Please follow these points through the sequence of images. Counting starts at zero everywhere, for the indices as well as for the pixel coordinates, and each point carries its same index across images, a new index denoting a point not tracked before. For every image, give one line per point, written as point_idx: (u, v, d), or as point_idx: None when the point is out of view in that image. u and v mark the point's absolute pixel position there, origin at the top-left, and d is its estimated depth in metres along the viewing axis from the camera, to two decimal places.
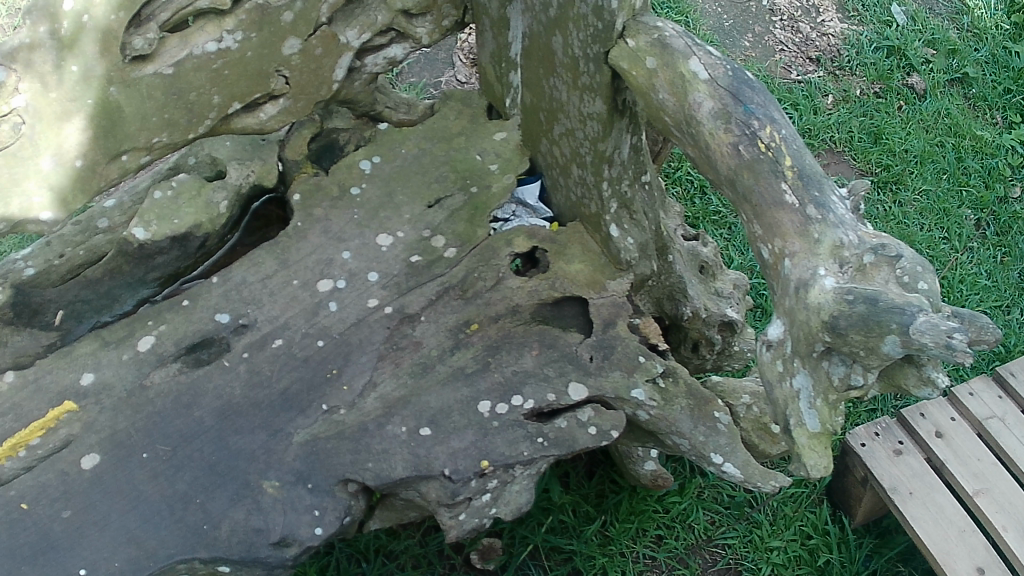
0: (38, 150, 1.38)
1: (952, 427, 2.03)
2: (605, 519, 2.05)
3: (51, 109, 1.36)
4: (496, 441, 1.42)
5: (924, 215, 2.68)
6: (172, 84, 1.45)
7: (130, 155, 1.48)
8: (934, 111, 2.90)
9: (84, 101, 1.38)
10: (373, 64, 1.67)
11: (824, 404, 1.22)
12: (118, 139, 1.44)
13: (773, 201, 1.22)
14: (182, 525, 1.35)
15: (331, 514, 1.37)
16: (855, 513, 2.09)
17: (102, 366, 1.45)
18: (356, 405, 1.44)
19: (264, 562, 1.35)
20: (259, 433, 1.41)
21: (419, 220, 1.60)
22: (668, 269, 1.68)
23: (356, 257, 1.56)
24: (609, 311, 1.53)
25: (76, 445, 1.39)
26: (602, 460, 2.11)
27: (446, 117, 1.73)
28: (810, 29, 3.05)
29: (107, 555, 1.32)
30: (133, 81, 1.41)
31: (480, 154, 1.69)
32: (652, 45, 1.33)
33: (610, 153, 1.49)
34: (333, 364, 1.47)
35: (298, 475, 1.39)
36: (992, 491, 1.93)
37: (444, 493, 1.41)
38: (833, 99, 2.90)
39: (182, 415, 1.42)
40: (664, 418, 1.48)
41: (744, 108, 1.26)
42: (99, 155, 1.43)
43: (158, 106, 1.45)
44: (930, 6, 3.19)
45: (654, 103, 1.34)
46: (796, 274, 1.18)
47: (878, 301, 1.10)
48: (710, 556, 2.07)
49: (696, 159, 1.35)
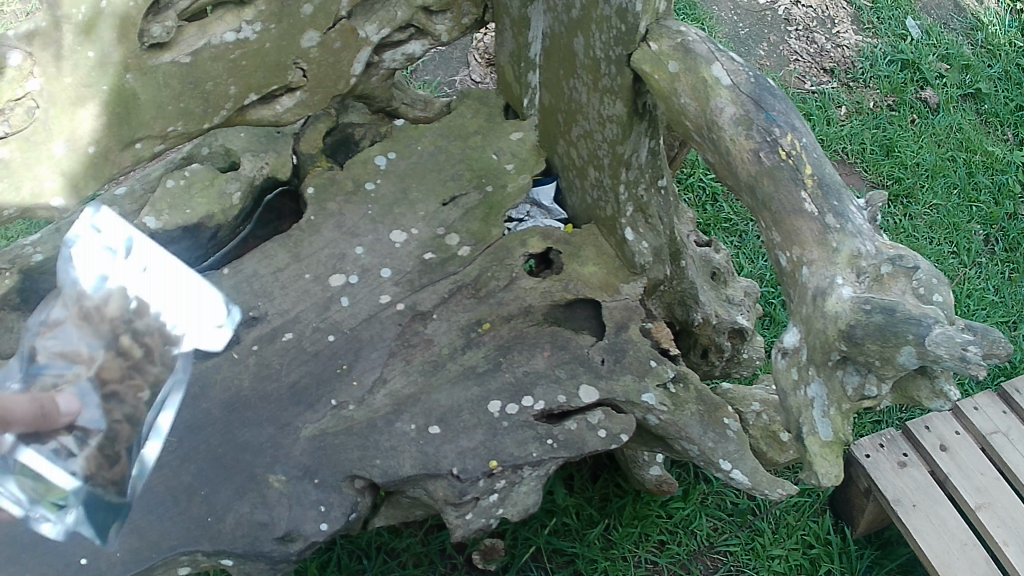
0: (51, 135, 1.36)
1: (955, 441, 2.03)
2: (608, 523, 2.05)
3: (66, 95, 1.34)
4: (506, 441, 1.41)
5: (934, 229, 2.69)
6: (189, 73, 1.44)
7: (144, 143, 1.47)
8: (946, 125, 2.91)
9: (100, 87, 1.37)
10: (391, 60, 1.67)
11: (837, 413, 1.21)
12: (133, 127, 1.44)
13: (793, 208, 1.22)
14: (187, 517, 1.34)
15: (338, 510, 1.36)
16: (857, 524, 2.08)
17: None
18: (366, 401, 1.43)
19: (268, 557, 1.34)
20: (266, 426, 1.40)
21: (432, 218, 1.60)
22: (681, 275, 1.67)
23: (369, 253, 1.56)
24: (622, 314, 1.52)
25: None
26: (607, 464, 2.11)
27: (463, 116, 1.73)
28: (825, 40, 3.06)
29: (109, 545, 1.31)
30: (150, 69, 1.40)
31: (496, 153, 1.68)
32: (674, 49, 1.33)
33: (628, 157, 1.49)
34: (343, 360, 1.46)
35: (305, 470, 1.38)
36: (994, 505, 1.93)
37: (451, 492, 1.40)
38: (845, 110, 2.91)
39: (189, 405, 1.42)
40: (674, 423, 1.47)
41: (766, 116, 1.26)
42: (114, 142, 1.43)
43: (174, 94, 1.45)
44: (945, 21, 3.20)
45: (675, 107, 1.34)
46: (814, 282, 1.17)
47: (895, 312, 1.09)
48: (711, 562, 2.06)
49: (716, 165, 1.34)
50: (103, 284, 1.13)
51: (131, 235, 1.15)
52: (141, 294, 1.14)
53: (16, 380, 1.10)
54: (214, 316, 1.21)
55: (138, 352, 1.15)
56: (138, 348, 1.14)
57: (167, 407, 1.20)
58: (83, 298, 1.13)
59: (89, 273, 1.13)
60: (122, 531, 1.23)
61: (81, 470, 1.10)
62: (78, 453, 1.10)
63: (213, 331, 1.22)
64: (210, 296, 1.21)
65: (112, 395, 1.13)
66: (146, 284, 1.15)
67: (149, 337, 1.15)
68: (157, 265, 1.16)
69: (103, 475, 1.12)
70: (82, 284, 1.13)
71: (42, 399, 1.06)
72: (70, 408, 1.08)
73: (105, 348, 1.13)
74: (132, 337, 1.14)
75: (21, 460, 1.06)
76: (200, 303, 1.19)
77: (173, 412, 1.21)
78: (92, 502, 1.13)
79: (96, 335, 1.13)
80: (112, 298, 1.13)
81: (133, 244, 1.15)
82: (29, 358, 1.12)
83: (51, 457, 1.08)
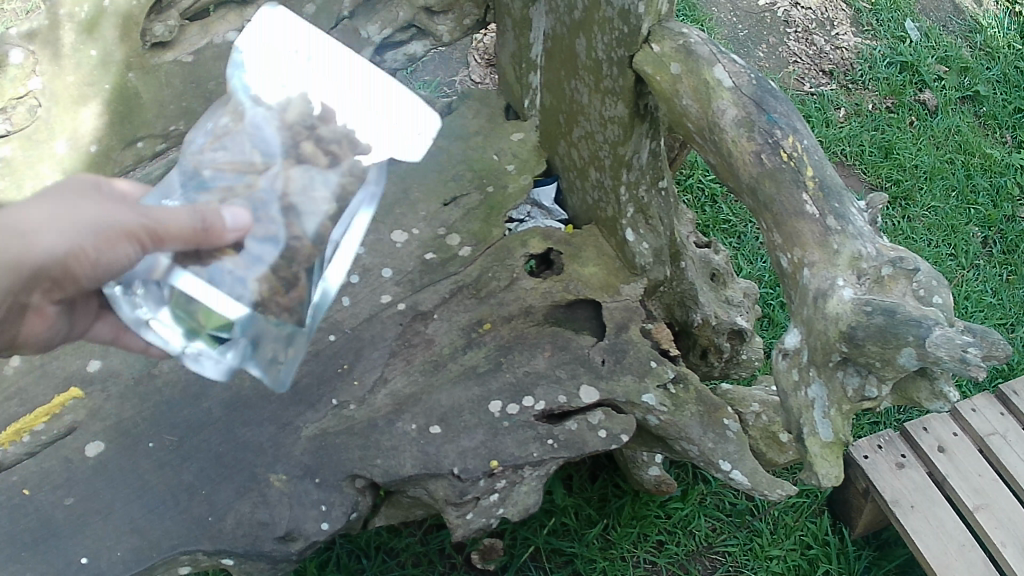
0: (52, 134, 1.48)
1: (953, 442, 2.04)
2: (607, 523, 2.05)
3: (68, 94, 1.46)
4: (506, 441, 1.41)
5: (932, 231, 2.70)
6: (191, 71, 1.52)
7: (146, 142, 1.57)
8: (944, 127, 2.92)
9: (102, 86, 1.48)
10: (392, 60, 1.70)
11: (838, 414, 1.22)
12: (135, 125, 1.54)
13: (794, 210, 1.22)
14: (188, 516, 1.34)
15: (338, 509, 1.36)
16: (855, 524, 2.09)
17: (110, 354, 1.46)
18: (366, 401, 1.43)
19: (269, 556, 1.34)
20: (267, 425, 1.40)
21: (433, 219, 1.61)
22: (680, 276, 1.69)
23: (370, 253, 1.57)
24: (622, 315, 1.53)
25: (81, 432, 1.39)
26: (606, 464, 2.11)
27: (464, 117, 1.74)
28: (824, 42, 3.07)
29: (110, 543, 1.31)
30: (152, 68, 1.50)
31: (497, 153, 1.69)
32: (676, 51, 1.33)
33: (629, 158, 1.49)
34: (344, 360, 1.46)
35: (306, 469, 1.38)
36: (992, 506, 1.94)
37: (452, 491, 1.40)
38: (844, 112, 2.92)
39: (190, 405, 1.42)
40: (674, 423, 1.47)
41: (767, 117, 1.26)
42: (115, 141, 1.53)
43: (176, 93, 1.53)
44: (944, 23, 3.22)
45: (676, 108, 1.34)
46: (815, 283, 1.18)
47: (896, 313, 1.09)
48: (709, 563, 2.07)
49: (717, 166, 1.35)
50: (282, 92, 0.99)
51: (321, 40, 1.00)
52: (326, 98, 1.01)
53: (192, 197, 0.99)
54: (417, 126, 1.02)
55: (321, 159, 0.98)
56: (320, 154, 0.98)
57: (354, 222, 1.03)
58: (263, 106, 0.99)
59: (269, 80, 1.00)
60: (298, 359, 1.08)
61: (251, 296, 0.94)
62: (253, 273, 0.95)
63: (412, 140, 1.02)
64: (404, 102, 1.02)
65: (292, 207, 0.96)
66: (332, 90, 1.01)
67: (334, 144, 0.99)
68: (333, 61, 1.01)
69: (276, 304, 0.95)
70: (265, 98, 0.99)
71: (204, 211, 0.92)
72: (238, 224, 0.93)
73: (286, 155, 0.97)
74: (313, 138, 0.99)
75: (182, 285, 0.96)
76: (398, 113, 1.02)
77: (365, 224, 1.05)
78: (259, 337, 1.02)
79: (272, 141, 0.98)
80: (292, 104, 0.99)
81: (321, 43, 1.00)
82: (204, 174, 0.99)
83: (217, 282, 0.95)
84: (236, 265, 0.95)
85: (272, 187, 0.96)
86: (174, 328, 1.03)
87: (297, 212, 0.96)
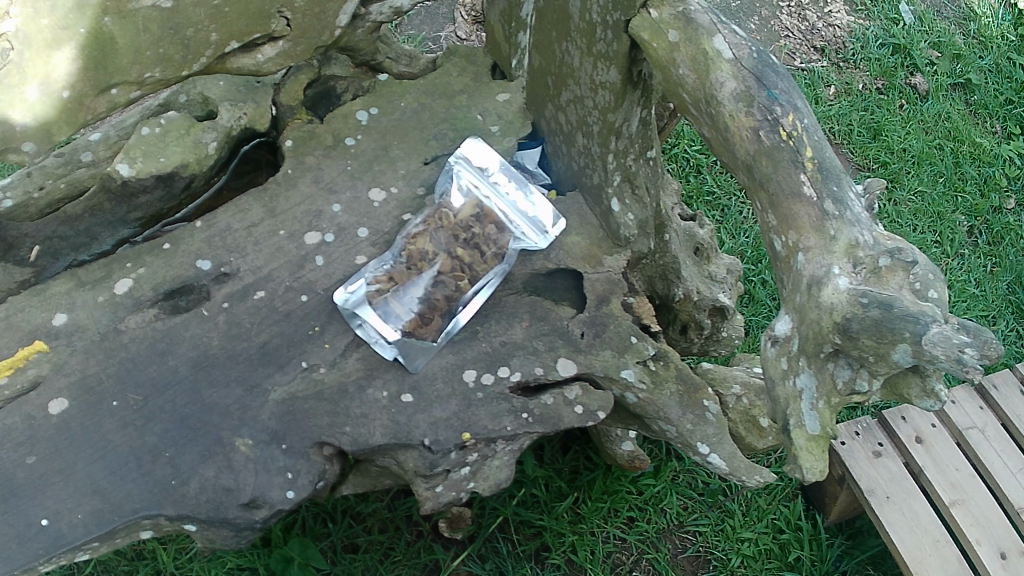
0: (25, 78, 1.20)
1: (931, 433, 2.04)
2: (578, 496, 2.04)
3: (42, 36, 1.19)
4: (480, 414, 1.38)
5: (917, 217, 2.68)
6: (170, 18, 1.30)
7: (120, 89, 1.32)
8: (934, 113, 2.88)
9: (77, 30, 1.21)
10: (377, 13, 1.56)
11: (826, 407, 1.18)
12: (110, 70, 1.28)
13: (791, 191, 1.17)
14: (150, 478, 1.29)
15: (305, 477, 1.32)
16: (828, 511, 2.09)
17: (77, 307, 1.38)
18: (337, 364, 1.38)
19: (232, 524, 1.30)
20: (234, 387, 1.35)
21: (413, 176, 1.54)
22: (665, 249, 1.65)
23: (347, 211, 1.50)
24: (604, 287, 1.49)
25: (43, 388, 1.33)
26: (578, 436, 2.09)
27: (448, 73, 1.66)
28: (816, 18, 3.00)
29: (71, 505, 1.27)
30: (129, 13, 1.26)
31: (480, 113, 1.62)
32: (675, 18, 1.27)
33: (619, 126, 1.43)
34: (316, 322, 1.41)
35: (273, 434, 1.33)
36: (968, 502, 1.94)
37: (423, 463, 1.37)
38: (834, 90, 2.87)
39: (156, 363, 1.36)
40: (653, 402, 1.45)
41: (767, 93, 1.21)
42: (89, 87, 1.26)
43: (154, 40, 1.31)
44: (938, 8, 3.16)
45: (672, 78, 1.28)
46: (808, 270, 1.14)
47: (892, 307, 1.05)
48: (680, 542, 2.06)
49: (712, 141, 1.29)
50: (461, 194, 1.47)
51: (492, 164, 1.49)
52: (490, 203, 1.46)
53: (387, 259, 1.43)
54: (544, 218, 1.47)
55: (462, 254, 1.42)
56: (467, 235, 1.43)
57: (483, 291, 1.44)
58: (446, 204, 1.46)
59: (459, 179, 1.48)
60: (432, 352, 1.41)
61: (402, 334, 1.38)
62: (409, 314, 1.38)
63: (540, 226, 1.46)
64: (539, 205, 1.47)
65: (439, 278, 1.40)
66: (487, 193, 1.47)
67: (485, 240, 1.43)
68: (500, 175, 1.49)
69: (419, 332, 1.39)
70: (450, 198, 1.47)
71: None
72: None
73: (444, 254, 1.42)
74: (473, 229, 1.44)
75: (360, 334, 1.40)
76: (535, 208, 1.47)
77: (488, 294, 1.46)
78: (408, 346, 1.39)
79: (439, 233, 1.43)
80: (467, 202, 1.46)
81: (500, 169, 1.49)
82: (397, 247, 1.43)
83: (383, 350, 1.40)
84: (389, 327, 1.38)
85: (433, 271, 1.41)
86: (354, 326, 1.40)
87: (446, 285, 1.40)
